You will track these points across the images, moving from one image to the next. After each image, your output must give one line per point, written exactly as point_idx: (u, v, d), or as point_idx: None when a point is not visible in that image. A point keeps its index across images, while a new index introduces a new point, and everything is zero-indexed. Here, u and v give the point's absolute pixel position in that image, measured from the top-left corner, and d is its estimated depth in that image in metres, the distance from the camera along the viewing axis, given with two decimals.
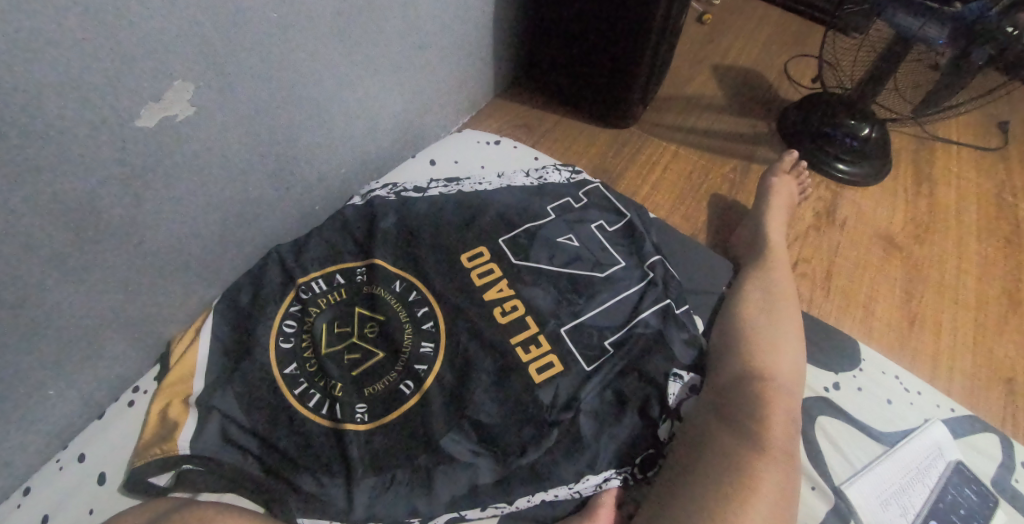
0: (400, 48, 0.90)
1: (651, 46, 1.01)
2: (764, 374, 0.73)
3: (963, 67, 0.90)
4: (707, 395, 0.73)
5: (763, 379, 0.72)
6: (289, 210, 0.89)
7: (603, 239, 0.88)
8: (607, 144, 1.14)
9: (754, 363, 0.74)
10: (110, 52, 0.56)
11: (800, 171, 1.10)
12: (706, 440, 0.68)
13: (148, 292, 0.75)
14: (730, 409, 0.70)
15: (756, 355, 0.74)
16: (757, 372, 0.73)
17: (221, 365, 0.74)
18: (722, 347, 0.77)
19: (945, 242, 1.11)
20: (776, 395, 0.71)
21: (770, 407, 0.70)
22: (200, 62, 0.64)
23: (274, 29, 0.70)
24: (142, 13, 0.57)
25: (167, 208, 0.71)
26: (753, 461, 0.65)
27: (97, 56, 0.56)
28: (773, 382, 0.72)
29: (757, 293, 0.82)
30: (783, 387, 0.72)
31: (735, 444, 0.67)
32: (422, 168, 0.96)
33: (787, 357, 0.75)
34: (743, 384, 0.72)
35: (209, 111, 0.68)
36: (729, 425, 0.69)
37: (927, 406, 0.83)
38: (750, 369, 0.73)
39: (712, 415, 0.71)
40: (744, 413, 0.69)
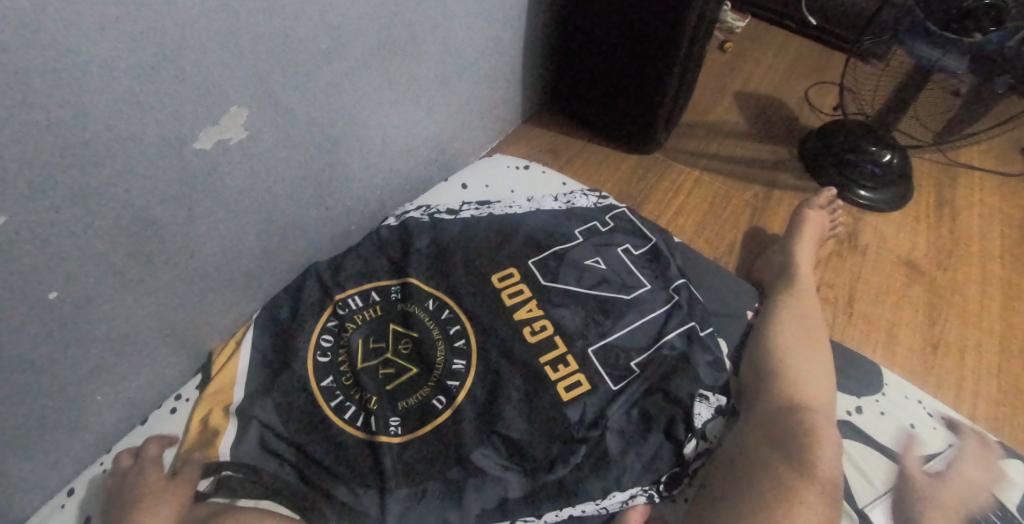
0: (435, 76, 0.95)
1: (676, 75, 1.05)
2: (807, 401, 0.74)
3: (983, 95, 0.93)
4: (749, 424, 0.75)
5: (808, 407, 0.74)
6: (328, 230, 0.93)
7: (629, 263, 0.90)
8: (632, 169, 1.18)
9: (794, 391, 0.75)
10: (180, 82, 0.61)
11: (835, 206, 1.10)
12: (752, 468, 0.70)
13: (193, 305, 0.79)
14: (773, 435, 0.72)
15: (797, 383, 0.76)
16: (801, 399, 0.74)
17: (261, 377, 0.78)
18: (758, 376, 0.79)
19: (968, 268, 1.12)
20: (820, 422, 0.73)
21: (814, 432, 0.71)
22: (254, 90, 0.69)
23: (321, 59, 0.75)
24: (208, 47, 0.62)
25: (215, 225, 0.75)
26: (801, 487, 0.66)
27: (168, 84, 0.60)
28: (815, 410, 0.74)
29: (790, 321, 0.84)
30: (827, 414, 0.73)
31: (785, 469, 0.68)
32: (454, 190, 0.99)
33: (822, 384, 0.77)
34: (788, 411, 0.73)
35: (258, 134, 0.73)
36: (777, 451, 0.70)
37: (951, 431, 0.84)
38: (788, 395, 0.75)
39: (757, 443, 0.72)
40: (791, 439, 0.70)
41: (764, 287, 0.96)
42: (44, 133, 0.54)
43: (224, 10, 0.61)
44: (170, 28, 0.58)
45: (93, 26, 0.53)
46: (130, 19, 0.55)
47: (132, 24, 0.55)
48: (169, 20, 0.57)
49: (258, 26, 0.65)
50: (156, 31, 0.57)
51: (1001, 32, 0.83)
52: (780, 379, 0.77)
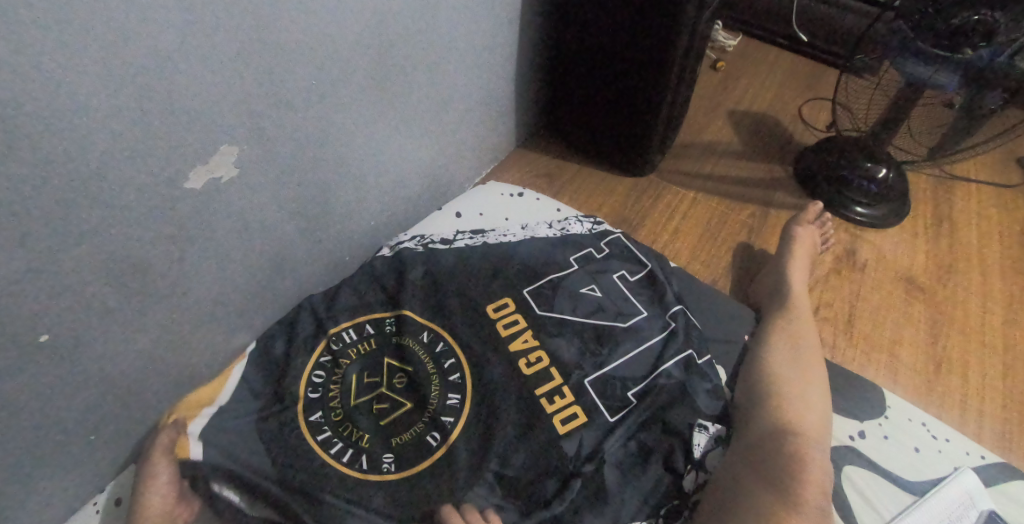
0: (426, 105, 0.95)
1: (668, 97, 1.05)
2: (798, 428, 0.73)
3: (976, 110, 0.94)
4: (740, 448, 0.74)
5: (798, 434, 0.73)
6: (322, 262, 0.93)
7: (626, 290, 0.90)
8: (627, 192, 1.17)
9: (787, 416, 0.74)
10: (169, 123, 0.62)
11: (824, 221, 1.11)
12: (742, 494, 0.69)
13: (187, 341, 0.79)
14: (764, 461, 0.71)
15: (789, 407, 0.75)
16: (791, 426, 0.73)
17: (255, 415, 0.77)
18: (751, 400, 0.78)
19: (969, 282, 1.11)
20: (811, 448, 0.72)
21: (804, 459, 0.70)
22: (243, 128, 0.69)
23: (311, 93, 0.75)
24: (196, 88, 0.62)
25: (207, 261, 0.75)
26: (789, 515, 0.65)
27: (158, 126, 0.61)
28: (807, 436, 0.73)
29: (785, 345, 0.83)
30: (818, 442, 0.72)
31: (773, 499, 0.67)
32: (448, 220, 0.99)
33: (816, 410, 0.76)
34: (777, 438, 0.72)
35: (248, 170, 0.73)
36: (765, 479, 0.69)
37: (957, 454, 0.82)
38: (781, 421, 0.74)
39: (747, 468, 0.71)
40: (780, 465, 0.70)
41: (763, 310, 0.95)
42: (33, 178, 0.54)
43: (213, 51, 0.62)
44: (158, 69, 0.58)
45: (81, 71, 0.53)
46: (119, 62, 0.55)
47: (121, 67, 0.55)
48: (158, 62, 0.58)
49: (247, 64, 0.66)
50: (145, 74, 0.57)
51: (993, 48, 0.83)
52: (773, 403, 0.76)
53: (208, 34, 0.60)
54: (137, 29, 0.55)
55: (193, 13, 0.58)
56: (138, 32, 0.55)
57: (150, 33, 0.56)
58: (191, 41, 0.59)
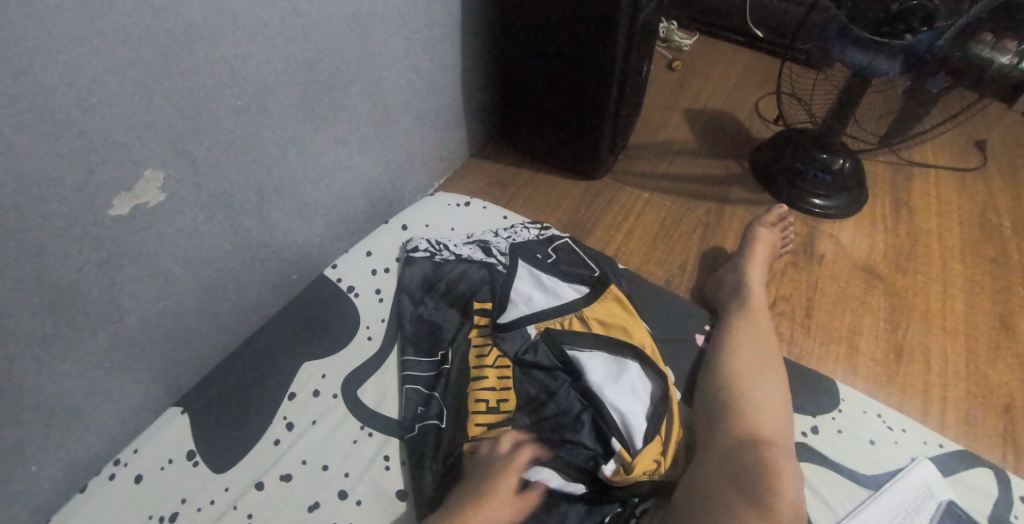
0: (370, 118, 0.94)
1: (614, 98, 1.05)
2: (764, 435, 0.71)
3: (920, 96, 0.93)
4: (707, 458, 0.72)
5: (766, 441, 0.70)
6: (271, 286, 0.90)
7: (566, 292, 0.88)
8: (581, 195, 1.17)
9: (748, 423, 0.73)
10: (87, 149, 0.58)
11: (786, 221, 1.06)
12: (712, 504, 0.66)
13: (130, 382, 0.75)
14: (732, 469, 0.68)
15: (750, 414, 0.74)
16: (758, 433, 0.71)
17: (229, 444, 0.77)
18: (711, 411, 0.77)
19: (930, 268, 1.10)
20: (777, 451, 0.69)
21: (771, 464, 0.68)
22: (170, 152, 0.66)
23: (246, 117, 0.73)
24: (113, 113, 0.59)
25: (145, 292, 0.71)
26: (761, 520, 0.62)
27: (74, 152, 0.57)
28: (770, 440, 0.71)
29: (741, 351, 0.82)
30: (785, 447, 0.70)
31: (748, 507, 0.64)
32: (394, 233, 0.97)
33: (775, 413, 0.74)
34: (746, 447, 0.70)
35: (180, 195, 0.69)
36: (738, 488, 0.66)
37: (914, 444, 0.81)
38: (742, 429, 0.72)
39: (716, 478, 0.68)
40: (747, 471, 0.67)
41: (717, 308, 0.94)
42: None
43: (132, 78, 0.59)
44: (73, 99, 0.56)
45: None
46: (26, 94, 0.52)
47: (29, 100, 0.53)
48: (70, 92, 0.55)
49: (172, 90, 0.63)
50: (55, 101, 0.54)
51: (930, 32, 0.83)
52: (733, 411, 0.74)
53: (125, 61, 0.58)
54: (43, 59, 0.52)
55: (106, 41, 0.56)
56: (46, 61, 0.52)
57: (61, 62, 0.54)
58: (106, 69, 0.57)
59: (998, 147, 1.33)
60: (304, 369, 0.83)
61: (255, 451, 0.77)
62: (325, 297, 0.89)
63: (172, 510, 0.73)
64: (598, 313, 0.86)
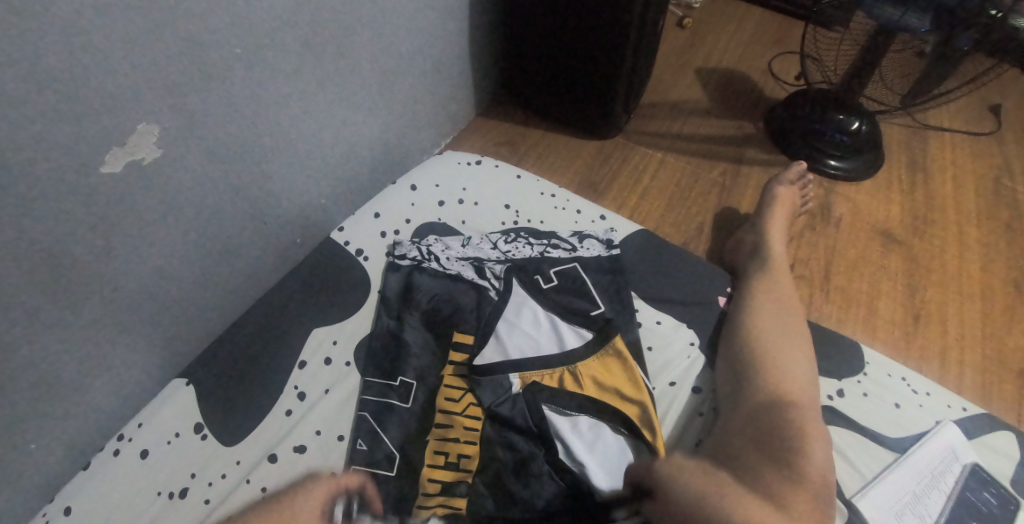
0: (376, 70, 0.87)
1: (630, 54, 1.00)
2: (794, 396, 0.69)
3: (948, 55, 0.88)
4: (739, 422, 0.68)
5: (797, 403, 0.68)
6: (274, 251, 0.85)
7: (567, 340, 0.77)
8: (592, 156, 1.12)
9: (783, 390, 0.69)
10: (74, 96, 0.52)
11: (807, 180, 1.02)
12: (745, 472, 0.63)
13: (130, 353, 0.71)
14: (766, 436, 0.65)
15: (784, 380, 0.70)
16: (789, 394, 0.68)
17: (242, 413, 0.74)
18: (741, 372, 0.73)
19: (945, 232, 1.09)
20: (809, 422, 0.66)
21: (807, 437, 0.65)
22: (169, 104, 0.60)
23: (246, 67, 0.67)
24: (105, 54, 0.53)
25: (144, 257, 0.66)
26: (793, 497, 0.60)
27: (63, 100, 0.52)
28: (802, 411, 0.67)
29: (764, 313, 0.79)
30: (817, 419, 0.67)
31: (777, 478, 0.61)
32: (402, 194, 0.92)
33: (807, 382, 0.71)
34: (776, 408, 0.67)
35: (179, 150, 0.64)
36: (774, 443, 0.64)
37: (939, 407, 0.80)
38: (776, 395, 0.68)
39: (749, 444, 0.65)
40: (783, 443, 0.64)
41: (739, 270, 0.91)
42: None
43: (123, 17, 0.53)
44: (58, 40, 0.49)
45: None
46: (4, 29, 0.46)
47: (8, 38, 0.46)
48: (53, 30, 0.49)
49: (166, 31, 0.57)
50: (38, 38, 0.48)
51: None
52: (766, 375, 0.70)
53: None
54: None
55: None
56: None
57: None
58: (94, 5, 0.50)
59: (1012, 112, 1.31)
60: (314, 336, 0.80)
61: (266, 422, 0.73)
62: (331, 263, 0.85)
63: (182, 486, 0.69)
64: (594, 369, 0.75)
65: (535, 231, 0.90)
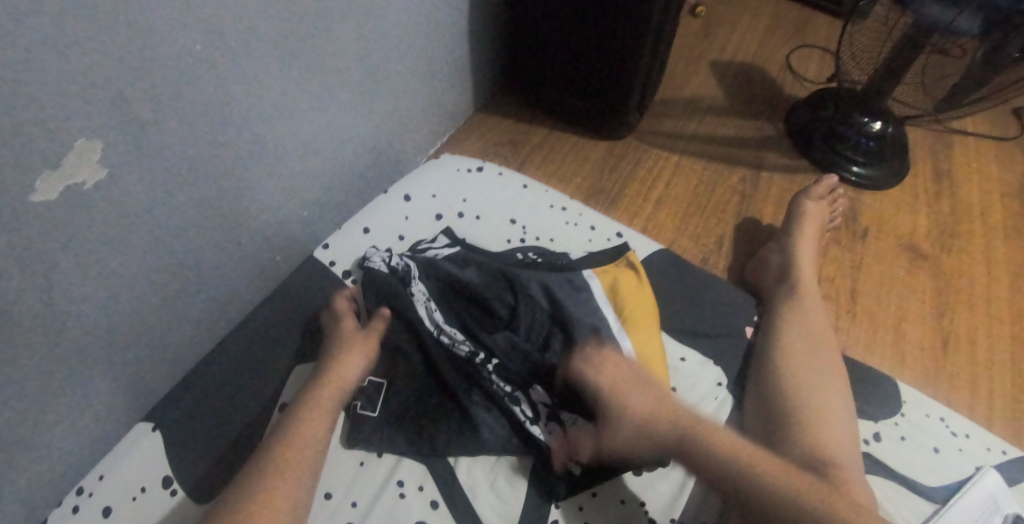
0: (363, 65, 0.77)
1: (648, 49, 0.90)
2: (842, 460, 0.60)
3: (997, 61, 0.78)
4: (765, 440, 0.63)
5: (840, 467, 0.60)
6: (251, 273, 0.76)
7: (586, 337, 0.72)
8: (602, 159, 1.03)
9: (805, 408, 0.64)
10: None
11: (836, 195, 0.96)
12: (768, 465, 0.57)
13: (85, 398, 0.62)
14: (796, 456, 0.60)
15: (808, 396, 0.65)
16: (832, 456, 0.60)
17: (219, 465, 0.67)
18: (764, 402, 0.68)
19: (972, 246, 1.02)
20: (831, 439, 0.62)
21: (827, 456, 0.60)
22: (111, 116, 0.51)
23: (201, 63, 0.57)
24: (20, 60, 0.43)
25: (92, 293, 0.57)
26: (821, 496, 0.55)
27: None
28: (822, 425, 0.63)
29: (809, 343, 0.71)
30: (840, 442, 0.62)
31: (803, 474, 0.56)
32: (394, 206, 0.83)
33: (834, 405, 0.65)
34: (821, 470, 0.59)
35: (128, 169, 0.55)
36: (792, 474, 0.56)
37: (978, 451, 0.74)
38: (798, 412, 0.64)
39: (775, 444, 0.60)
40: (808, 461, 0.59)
41: (765, 295, 0.83)
42: None
43: (38, 11, 0.43)
44: None
45: None
46: None
47: None
48: None
49: (96, 25, 0.47)
50: None
51: None
52: (788, 395, 0.66)
53: None
54: None
55: None
56: None
57: None
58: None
59: None
60: (296, 374, 0.72)
61: None
62: (316, 286, 0.77)
63: None
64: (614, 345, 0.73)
65: (544, 250, 0.81)
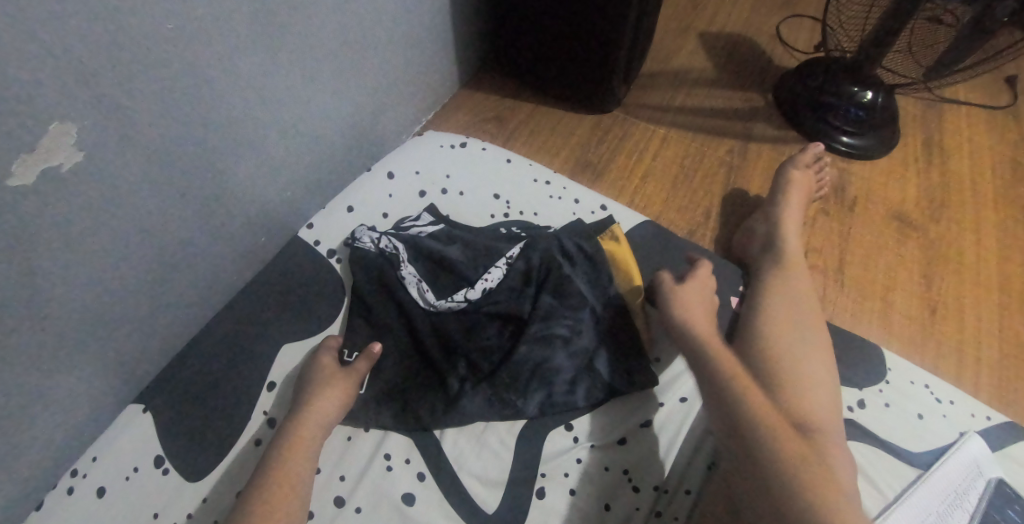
0: (343, 42, 0.76)
1: (633, 20, 0.89)
2: (816, 421, 0.62)
3: (985, 27, 0.77)
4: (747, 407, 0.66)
5: (817, 432, 0.61)
6: (236, 253, 0.76)
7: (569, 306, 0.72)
8: (589, 133, 1.02)
9: (789, 378, 0.65)
10: None
11: (822, 164, 0.95)
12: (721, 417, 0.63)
13: (74, 382, 0.63)
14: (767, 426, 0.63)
15: (792, 366, 0.66)
16: (809, 421, 0.61)
17: (210, 444, 0.68)
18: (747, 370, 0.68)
19: (962, 216, 1.02)
20: (816, 411, 0.63)
21: (813, 430, 0.61)
22: (84, 98, 0.51)
23: (174, 40, 0.56)
24: None
25: (74, 277, 0.57)
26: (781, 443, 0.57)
27: None
28: (805, 395, 0.64)
29: (790, 307, 0.72)
30: (824, 413, 0.63)
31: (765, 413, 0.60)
32: (377, 183, 0.83)
33: (818, 375, 0.66)
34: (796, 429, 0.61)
35: (105, 152, 0.54)
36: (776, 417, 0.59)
37: (962, 418, 0.75)
38: (781, 383, 0.64)
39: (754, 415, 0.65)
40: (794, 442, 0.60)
41: (751, 265, 0.83)
42: None
43: None
44: None
45: None
46: None
47: None
48: None
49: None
50: None
51: None
52: (772, 365, 0.66)
53: None
54: None
55: None
56: None
57: None
58: None
59: None
60: (284, 351, 0.73)
61: (232, 454, 0.68)
62: (300, 265, 0.77)
63: None
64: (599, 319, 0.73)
65: (528, 224, 0.81)
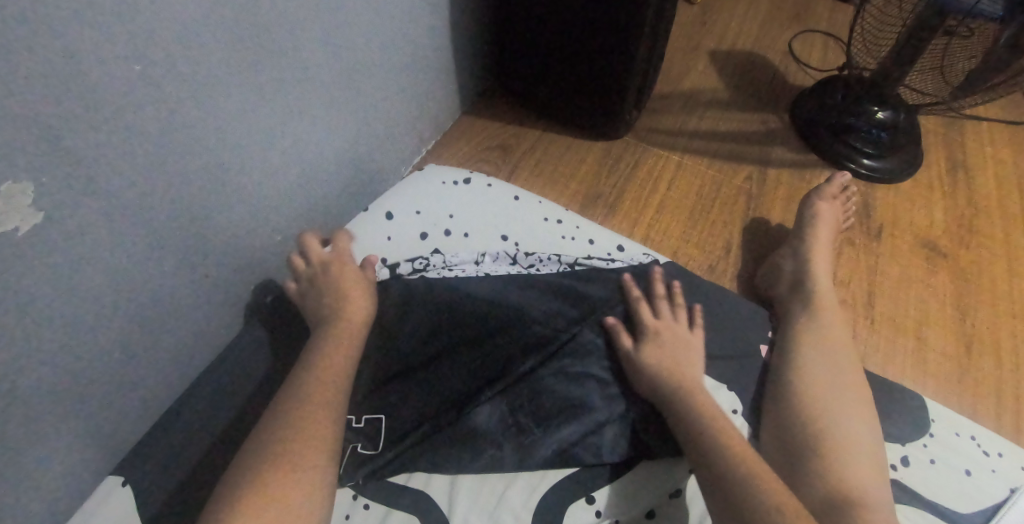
0: (337, 75, 0.71)
1: (646, 45, 0.83)
2: (862, 493, 0.56)
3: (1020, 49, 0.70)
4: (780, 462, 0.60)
5: (863, 503, 0.55)
6: (223, 306, 0.69)
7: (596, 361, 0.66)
8: (598, 162, 0.97)
9: (831, 441, 0.59)
10: None
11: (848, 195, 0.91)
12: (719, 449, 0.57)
13: (44, 463, 0.56)
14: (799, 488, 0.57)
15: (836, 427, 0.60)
16: (855, 491, 0.56)
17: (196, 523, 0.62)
18: (787, 428, 0.62)
19: (993, 241, 0.97)
20: (862, 479, 0.57)
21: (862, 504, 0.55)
22: (45, 152, 0.44)
23: (149, 82, 0.50)
24: None
25: (36, 349, 0.50)
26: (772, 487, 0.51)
27: None
28: (851, 460, 0.58)
29: (831, 356, 0.66)
30: (871, 482, 0.57)
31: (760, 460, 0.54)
32: (374, 225, 0.76)
33: (863, 437, 0.60)
34: (843, 500, 0.55)
35: (70, 210, 0.48)
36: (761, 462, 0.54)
37: (1013, 472, 0.69)
38: (823, 447, 0.59)
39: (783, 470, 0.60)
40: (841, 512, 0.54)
41: (778, 306, 0.78)
42: None
43: None
44: None
45: None
46: None
47: None
48: None
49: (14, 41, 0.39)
50: None
51: None
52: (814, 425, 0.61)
53: None
54: None
55: None
56: None
57: None
58: None
59: None
60: None
61: None
62: None
63: None
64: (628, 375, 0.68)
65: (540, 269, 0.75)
